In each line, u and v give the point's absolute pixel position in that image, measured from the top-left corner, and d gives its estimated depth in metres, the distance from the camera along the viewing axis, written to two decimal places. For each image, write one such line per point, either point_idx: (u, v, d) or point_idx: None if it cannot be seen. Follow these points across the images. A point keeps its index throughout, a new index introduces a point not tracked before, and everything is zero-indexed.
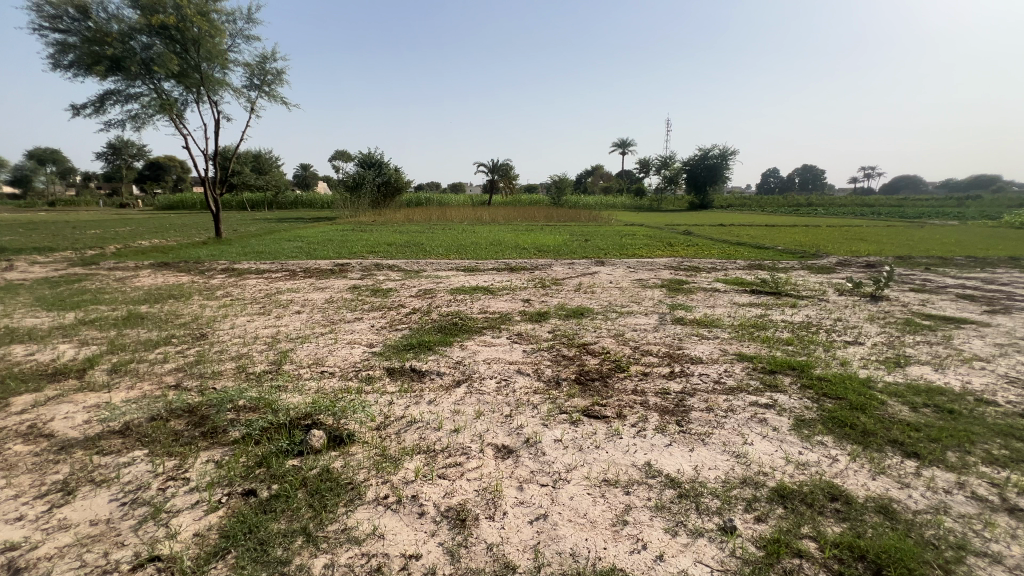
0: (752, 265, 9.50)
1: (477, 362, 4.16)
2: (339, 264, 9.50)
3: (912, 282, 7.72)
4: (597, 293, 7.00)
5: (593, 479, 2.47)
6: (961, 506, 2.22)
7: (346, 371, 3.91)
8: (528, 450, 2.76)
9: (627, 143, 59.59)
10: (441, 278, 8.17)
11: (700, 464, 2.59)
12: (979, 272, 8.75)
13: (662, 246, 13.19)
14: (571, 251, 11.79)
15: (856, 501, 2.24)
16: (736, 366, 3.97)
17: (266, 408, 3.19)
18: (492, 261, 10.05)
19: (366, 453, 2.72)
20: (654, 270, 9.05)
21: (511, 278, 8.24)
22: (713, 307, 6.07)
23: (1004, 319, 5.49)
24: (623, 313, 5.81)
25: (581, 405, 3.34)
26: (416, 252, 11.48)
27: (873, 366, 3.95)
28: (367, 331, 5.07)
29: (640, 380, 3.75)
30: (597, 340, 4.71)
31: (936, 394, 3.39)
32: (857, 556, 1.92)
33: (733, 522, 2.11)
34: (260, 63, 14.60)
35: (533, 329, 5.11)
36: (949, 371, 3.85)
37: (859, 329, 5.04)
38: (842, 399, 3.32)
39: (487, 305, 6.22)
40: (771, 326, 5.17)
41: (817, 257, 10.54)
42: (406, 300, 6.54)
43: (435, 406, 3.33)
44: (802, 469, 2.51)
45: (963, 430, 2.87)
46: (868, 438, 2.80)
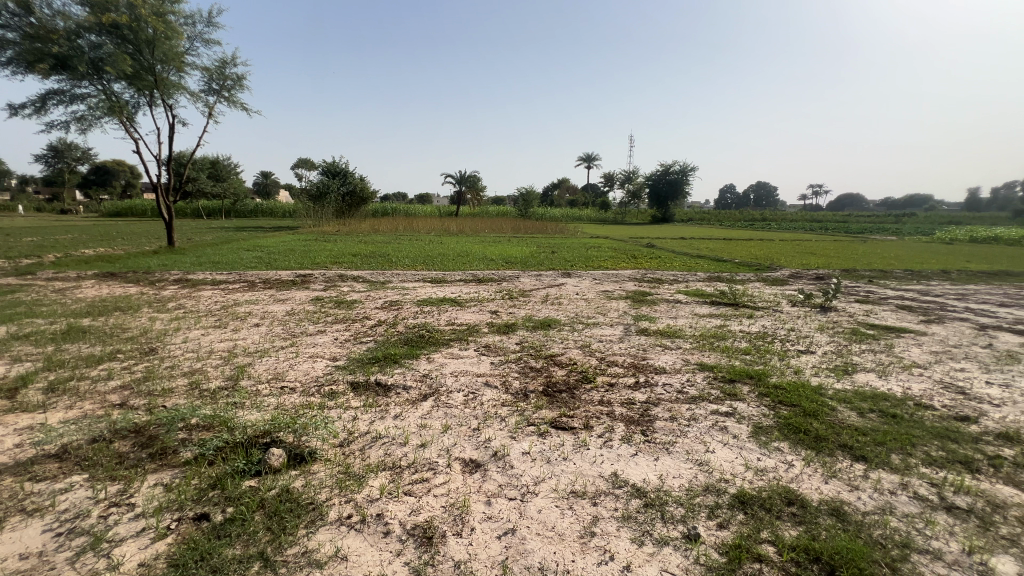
0: (711, 277, 9.87)
1: (444, 375, 4.11)
2: (300, 275, 9.22)
3: (858, 294, 8.20)
4: (563, 304, 7.09)
5: (561, 491, 2.48)
6: (904, 506, 2.35)
7: (308, 386, 3.77)
8: (495, 464, 2.75)
9: (592, 159, 60.42)
10: (408, 290, 8.06)
11: (665, 473, 2.64)
12: (915, 284, 9.42)
13: (627, 257, 13.53)
14: (539, 263, 11.92)
15: (810, 504, 2.33)
16: (697, 376, 4.10)
17: (221, 426, 3.03)
18: (459, 272, 10.03)
19: (329, 472, 2.63)
20: (619, 282, 9.25)
21: (479, 289, 8.23)
22: (675, 318, 6.25)
23: (937, 328, 5.91)
24: (589, 324, 5.89)
25: (549, 416, 3.35)
26: (382, 263, 11.29)
27: (824, 373, 4.16)
28: (330, 344, 4.92)
29: (607, 391, 3.79)
30: (564, 351, 4.76)
31: (880, 399, 3.59)
32: (813, 558, 2.00)
33: (697, 530, 2.16)
34: (219, 68, 14.17)
35: (500, 341, 5.10)
36: (891, 378, 4.09)
37: (811, 339, 5.30)
38: (796, 406, 3.46)
39: (454, 317, 6.16)
40: (729, 336, 5.36)
41: (772, 270, 11.03)
42: (371, 312, 6.40)
43: (401, 421, 3.27)
44: (760, 475, 2.60)
45: (905, 433, 3.05)
46: (820, 443, 2.93)
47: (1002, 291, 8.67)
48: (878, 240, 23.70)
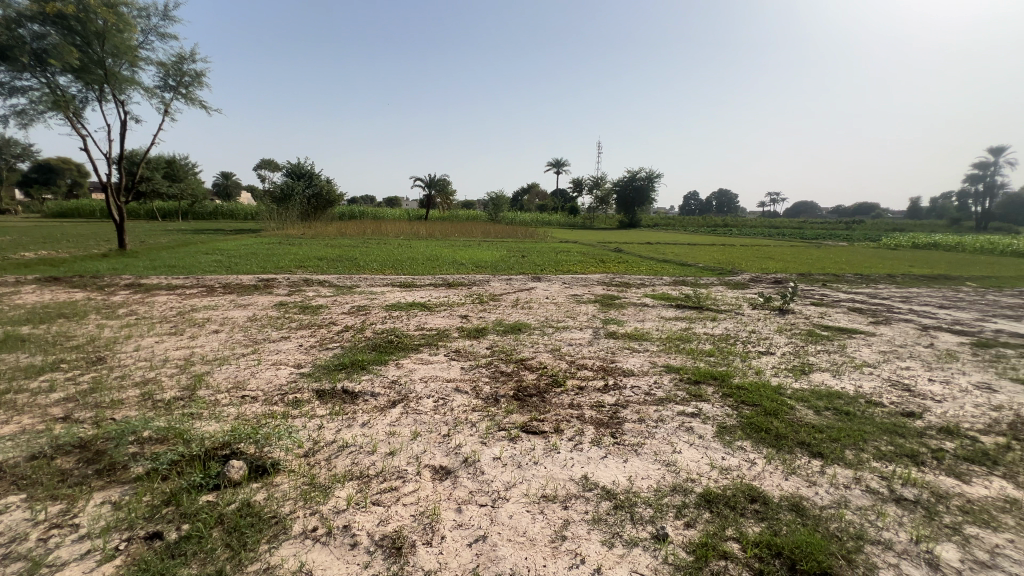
0: (677, 281, 10.14)
1: (413, 381, 4.05)
2: (263, 279, 8.92)
3: (813, 297, 8.60)
4: (534, 308, 7.13)
5: (531, 495, 2.48)
6: (858, 499, 2.47)
7: (270, 395, 3.64)
8: (466, 470, 2.72)
9: (560, 163, 61.08)
10: (376, 294, 7.92)
11: (633, 474, 2.68)
12: (865, 287, 9.96)
13: (595, 262, 13.71)
14: (509, 267, 11.93)
15: (772, 501, 2.42)
16: (664, 378, 4.19)
17: (176, 439, 2.88)
18: (429, 277, 9.93)
19: (293, 483, 2.54)
20: (588, 286, 9.37)
21: (449, 294, 8.18)
22: (643, 321, 6.38)
23: (884, 329, 6.26)
24: (559, 328, 5.93)
25: (520, 421, 3.35)
26: (349, 267, 11.05)
27: (782, 373, 4.34)
28: (294, 351, 4.77)
29: (577, 394, 3.83)
30: (534, 355, 4.78)
31: (835, 397, 3.77)
32: (775, 553, 2.06)
33: (665, 530, 2.20)
34: (176, 63, 13.58)
35: (470, 346, 5.07)
36: (844, 376, 4.30)
37: (770, 340, 5.51)
38: (757, 406, 3.59)
39: (424, 322, 6.08)
40: (694, 338, 5.52)
41: (734, 274, 11.43)
42: (338, 317, 6.25)
43: (369, 429, 3.19)
44: (725, 474, 2.67)
45: (857, 430, 3.21)
46: (780, 441, 3.04)
47: (940, 294, 9.28)
48: (831, 245, 24.91)
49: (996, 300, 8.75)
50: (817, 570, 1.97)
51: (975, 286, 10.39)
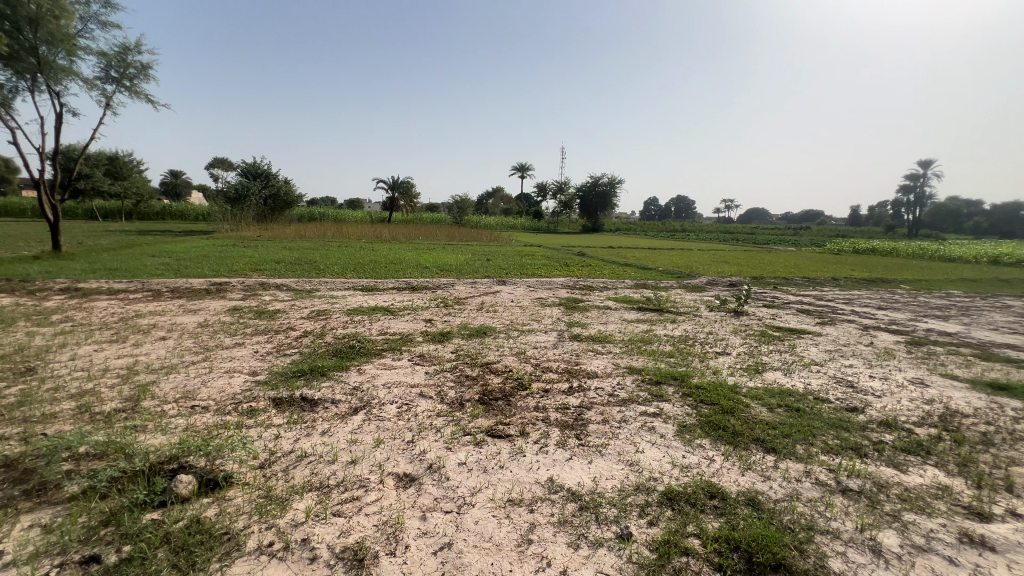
0: (638, 284, 10.39)
1: (376, 387, 3.95)
2: (215, 283, 8.49)
3: (765, 299, 9.02)
4: (499, 311, 7.13)
5: (497, 500, 2.46)
6: (808, 491, 2.59)
7: (223, 404, 3.46)
8: (431, 477, 2.67)
9: (525, 168, 61.50)
10: (337, 298, 7.70)
11: (598, 475, 2.71)
12: (811, 290, 10.53)
13: (559, 265, 13.85)
14: (473, 270, 11.89)
15: (730, 496, 2.50)
16: (627, 379, 4.28)
17: (116, 454, 2.68)
18: (393, 280, 9.77)
19: (247, 497, 2.42)
20: (552, 289, 9.46)
21: (413, 297, 8.06)
22: (606, 323, 6.49)
23: (829, 329, 6.63)
24: (524, 331, 5.96)
25: (485, 425, 3.33)
26: (309, 270, 10.71)
27: (738, 373, 4.51)
28: (249, 358, 4.56)
29: (542, 396, 3.84)
30: (499, 358, 4.77)
31: (786, 395, 3.95)
32: (733, 547, 2.13)
33: (629, 529, 2.23)
34: (119, 54, 12.79)
35: (435, 350, 5.00)
36: (794, 375, 4.52)
37: (726, 341, 5.73)
38: (715, 404, 3.72)
39: (387, 327, 5.96)
40: (655, 340, 5.67)
41: (692, 278, 11.81)
42: (297, 322, 6.04)
43: (330, 437, 3.09)
44: (686, 471, 2.75)
45: (807, 425, 3.38)
46: (737, 438, 3.16)
47: (878, 296, 9.94)
48: (780, 250, 26.22)
49: (926, 301, 9.46)
50: (772, 561, 2.05)
51: (909, 289, 11.16)
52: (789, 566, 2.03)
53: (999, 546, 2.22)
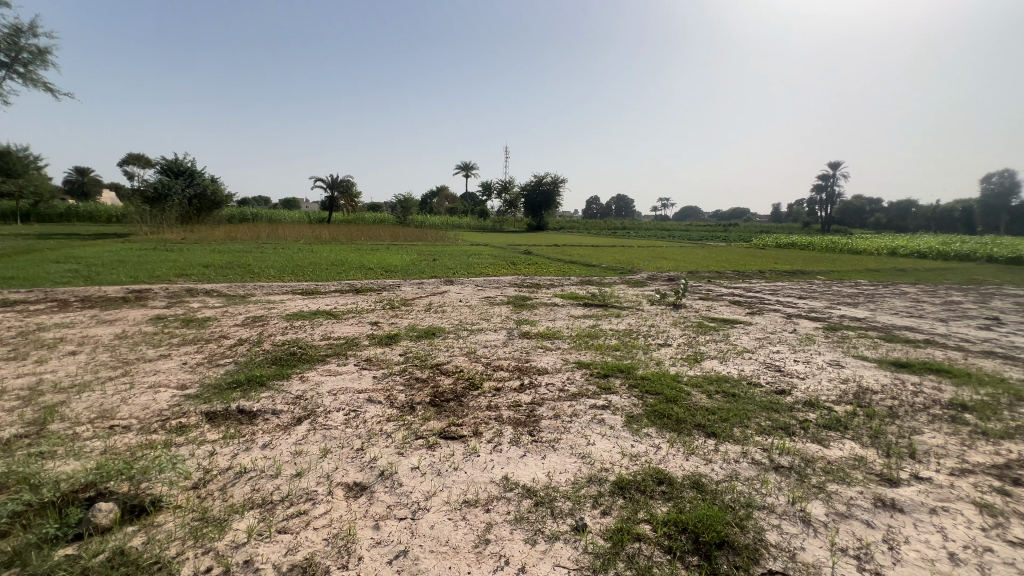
0: (583, 281, 10.64)
1: (321, 395, 3.77)
2: (134, 290, 7.81)
3: (701, 292, 9.53)
4: (447, 311, 7.06)
5: (452, 502, 2.43)
6: (746, 471, 2.77)
7: (148, 422, 3.18)
8: (383, 484, 2.60)
9: (468, 167, 61.13)
10: (275, 303, 7.31)
11: (552, 470, 2.75)
12: (741, 282, 11.27)
13: (506, 264, 13.94)
14: (420, 270, 11.73)
15: (676, 481, 2.62)
16: (576, 373, 4.37)
17: (19, 485, 2.39)
18: (334, 283, 9.39)
19: (180, 521, 2.24)
20: (500, 287, 9.50)
21: (357, 300, 7.81)
22: (554, 320, 6.60)
23: (758, 318, 7.12)
24: (473, 330, 5.93)
25: (437, 427, 3.28)
26: (242, 274, 10.10)
27: (679, 363, 4.75)
28: (177, 370, 4.22)
29: (493, 395, 3.84)
30: (450, 359, 4.72)
31: (723, 381, 4.21)
32: (681, 529, 2.23)
33: (583, 521, 2.28)
34: (10, 36, 11.41)
35: (382, 354, 4.86)
36: (729, 362, 4.82)
37: (667, 333, 6.01)
38: (659, 394, 3.89)
39: (330, 331, 5.73)
40: (601, 334, 5.84)
41: (633, 273, 12.26)
42: (231, 329, 5.66)
43: (271, 450, 2.93)
44: (635, 460, 2.85)
45: (742, 409, 3.61)
46: (680, 425, 3.32)
47: (798, 286, 10.82)
48: (711, 245, 27.81)
49: (838, 290, 10.41)
50: (717, 539, 2.16)
51: (824, 279, 12.24)
52: (732, 543, 2.15)
53: (907, 507, 2.48)
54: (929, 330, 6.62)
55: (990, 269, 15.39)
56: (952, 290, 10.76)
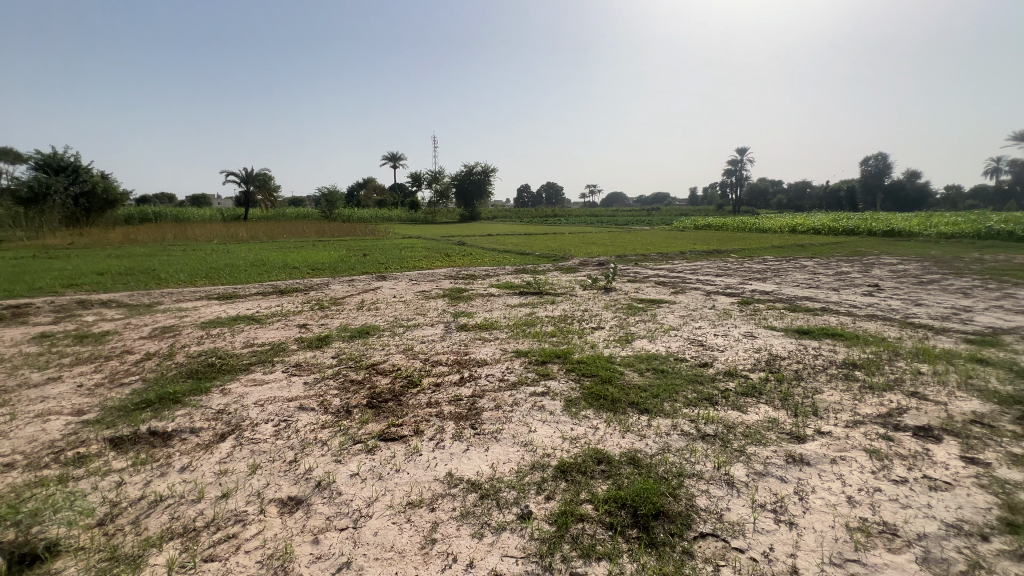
0: (518, 269, 10.74)
1: (245, 407, 3.51)
2: (11, 305, 6.80)
3: (630, 275, 9.98)
4: (381, 308, 6.84)
5: (396, 505, 2.37)
6: (676, 442, 2.95)
7: (37, 457, 2.80)
8: (320, 495, 2.48)
9: (395, 159, 59.32)
10: (187, 311, 6.69)
11: (496, 461, 2.77)
12: (665, 263, 11.94)
13: (440, 256, 13.71)
14: (350, 267, 11.23)
15: (614, 459, 2.74)
16: (515, 362, 4.42)
17: None
18: (255, 285, 8.74)
19: (84, 565, 2.00)
20: (435, 280, 9.35)
21: (282, 302, 7.34)
22: (491, 310, 6.62)
23: (682, 297, 7.58)
24: (409, 326, 5.80)
25: (376, 429, 3.18)
26: (146, 280, 9.12)
27: (613, 344, 4.95)
28: (71, 394, 3.74)
29: (433, 392, 3.78)
30: (386, 358, 4.58)
31: (653, 359, 4.45)
32: (621, 504, 2.34)
33: (529, 508, 2.32)
34: None
35: (313, 357, 4.62)
36: (658, 340, 5.10)
37: (600, 316, 6.24)
38: (595, 376, 4.04)
39: (253, 337, 5.34)
40: (538, 322, 5.94)
41: (566, 260, 12.58)
42: (135, 343, 5.10)
43: (192, 472, 2.69)
44: (575, 443, 2.94)
45: (672, 384, 3.84)
46: (616, 404, 3.47)
47: (715, 265, 11.66)
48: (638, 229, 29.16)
49: (749, 266, 11.33)
50: (653, 510, 2.29)
51: (736, 257, 13.30)
52: (667, 512, 2.29)
53: (812, 460, 2.78)
54: (824, 299, 7.41)
55: (870, 242, 17.48)
56: (841, 262, 12.10)
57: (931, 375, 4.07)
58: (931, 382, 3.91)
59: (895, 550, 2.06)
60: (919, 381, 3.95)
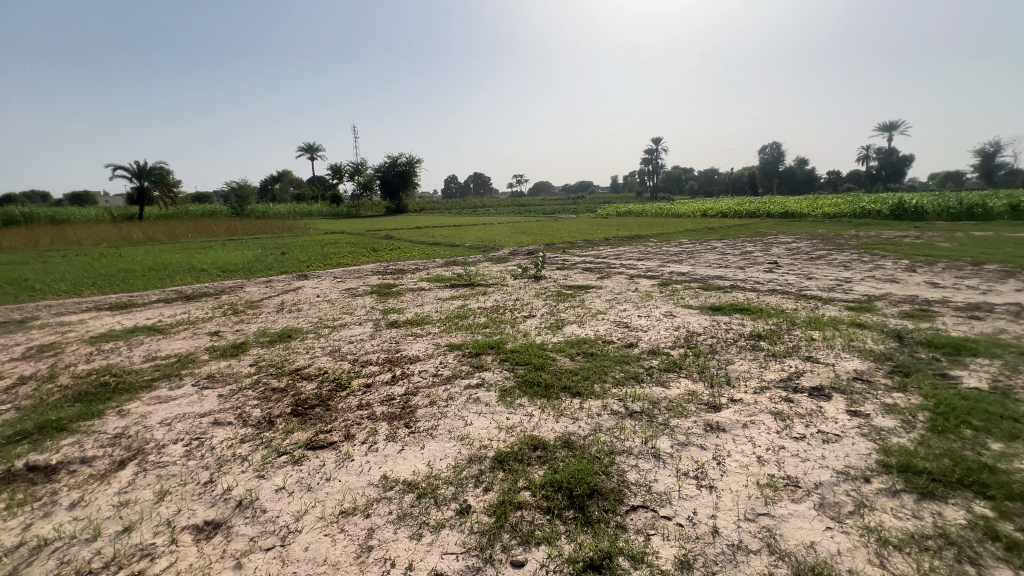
0: (448, 262, 10.59)
1: (149, 428, 3.16)
2: None
3: (558, 262, 10.21)
4: (303, 309, 6.45)
5: (328, 516, 2.26)
6: (607, 422, 3.07)
7: None
8: (242, 515, 2.30)
9: (313, 148, 55.62)
10: (71, 325, 5.87)
11: (432, 458, 2.73)
12: (591, 250, 12.35)
13: (367, 251, 13.17)
14: (266, 267, 10.45)
15: (549, 444, 2.80)
16: (448, 356, 4.37)
17: None
18: (155, 291, 7.87)
19: None
20: (361, 277, 8.97)
21: (188, 308, 6.67)
22: (422, 305, 6.47)
23: (608, 281, 7.88)
24: (335, 326, 5.52)
25: (303, 438, 3.00)
26: (17, 293, 7.89)
27: (544, 331, 5.05)
28: None
29: (364, 393, 3.64)
30: (312, 361, 4.34)
31: (583, 343, 4.60)
32: (557, 488, 2.40)
33: (468, 503, 2.31)
34: None
35: (228, 367, 4.25)
36: (586, 325, 5.28)
37: (531, 304, 6.34)
38: (528, 364, 4.10)
39: (156, 349, 4.82)
40: (470, 314, 5.91)
41: (496, 250, 12.58)
42: (5, 367, 4.39)
43: (85, 508, 2.38)
44: (511, 432, 2.97)
45: (601, 366, 4.00)
46: (549, 390, 3.55)
47: (637, 249, 12.26)
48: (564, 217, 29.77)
49: (667, 250, 12.02)
50: (588, 490, 2.37)
51: (656, 242, 14.03)
52: (601, 490, 2.38)
53: (727, 426, 3.02)
54: (733, 277, 8.06)
55: (770, 222, 19.26)
56: (746, 242, 13.21)
57: (821, 340, 4.59)
58: (821, 347, 4.41)
59: (797, 499, 2.31)
60: (812, 346, 4.44)
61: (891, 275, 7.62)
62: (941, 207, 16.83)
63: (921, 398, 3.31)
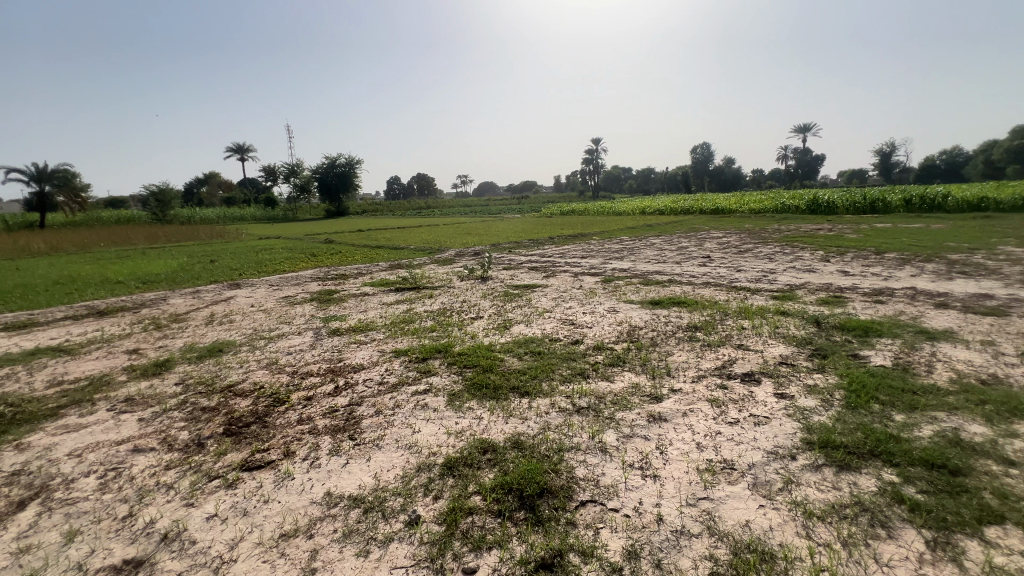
0: (392, 265, 10.32)
1: (55, 461, 2.83)
2: None
3: (505, 262, 10.23)
4: (236, 320, 6.04)
5: (266, 541, 2.13)
6: (556, 420, 3.11)
7: None
8: (168, 549, 2.11)
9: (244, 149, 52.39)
10: None
11: (379, 470, 2.64)
12: (536, 249, 12.49)
13: (306, 256, 12.59)
14: (193, 276, 9.70)
15: (499, 445, 2.79)
16: (394, 363, 4.25)
17: None
18: (61, 307, 7.08)
19: None
20: (300, 284, 8.54)
21: (102, 325, 6.06)
22: (365, 311, 6.26)
23: (554, 280, 7.99)
24: (272, 337, 5.21)
25: (237, 459, 2.80)
26: None
27: (492, 332, 5.04)
28: None
29: (304, 406, 3.46)
30: (246, 376, 4.07)
31: (531, 343, 4.63)
32: (508, 490, 2.40)
33: (417, 512, 2.26)
34: None
35: (149, 387, 3.90)
36: (534, 324, 5.33)
37: (479, 305, 6.31)
38: (477, 366, 4.07)
39: (62, 373, 4.32)
40: (416, 318, 5.78)
41: (442, 251, 12.42)
42: None
43: None
44: (460, 437, 2.93)
45: (549, 364, 4.04)
46: (498, 391, 3.54)
47: (580, 247, 12.54)
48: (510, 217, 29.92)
49: (609, 247, 12.40)
50: (539, 489, 2.39)
51: (599, 239, 14.45)
52: (551, 488, 2.40)
53: (668, 416, 3.15)
54: (671, 271, 8.45)
55: (702, 219, 20.40)
56: (682, 238, 13.90)
57: (750, 329, 4.90)
58: (751, 335, 4.71)
59: (732, 481, 2.45)
60: (743, 334, 4.73)
61: (809, 265, 8.30)
62: (849, 202, 18.50)
63: (836, 377, 3.62)
